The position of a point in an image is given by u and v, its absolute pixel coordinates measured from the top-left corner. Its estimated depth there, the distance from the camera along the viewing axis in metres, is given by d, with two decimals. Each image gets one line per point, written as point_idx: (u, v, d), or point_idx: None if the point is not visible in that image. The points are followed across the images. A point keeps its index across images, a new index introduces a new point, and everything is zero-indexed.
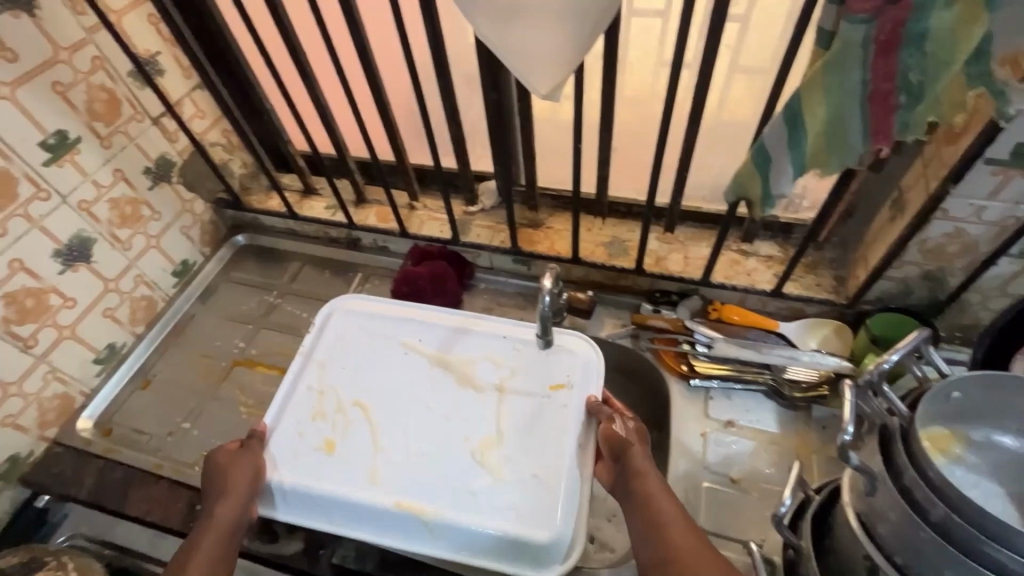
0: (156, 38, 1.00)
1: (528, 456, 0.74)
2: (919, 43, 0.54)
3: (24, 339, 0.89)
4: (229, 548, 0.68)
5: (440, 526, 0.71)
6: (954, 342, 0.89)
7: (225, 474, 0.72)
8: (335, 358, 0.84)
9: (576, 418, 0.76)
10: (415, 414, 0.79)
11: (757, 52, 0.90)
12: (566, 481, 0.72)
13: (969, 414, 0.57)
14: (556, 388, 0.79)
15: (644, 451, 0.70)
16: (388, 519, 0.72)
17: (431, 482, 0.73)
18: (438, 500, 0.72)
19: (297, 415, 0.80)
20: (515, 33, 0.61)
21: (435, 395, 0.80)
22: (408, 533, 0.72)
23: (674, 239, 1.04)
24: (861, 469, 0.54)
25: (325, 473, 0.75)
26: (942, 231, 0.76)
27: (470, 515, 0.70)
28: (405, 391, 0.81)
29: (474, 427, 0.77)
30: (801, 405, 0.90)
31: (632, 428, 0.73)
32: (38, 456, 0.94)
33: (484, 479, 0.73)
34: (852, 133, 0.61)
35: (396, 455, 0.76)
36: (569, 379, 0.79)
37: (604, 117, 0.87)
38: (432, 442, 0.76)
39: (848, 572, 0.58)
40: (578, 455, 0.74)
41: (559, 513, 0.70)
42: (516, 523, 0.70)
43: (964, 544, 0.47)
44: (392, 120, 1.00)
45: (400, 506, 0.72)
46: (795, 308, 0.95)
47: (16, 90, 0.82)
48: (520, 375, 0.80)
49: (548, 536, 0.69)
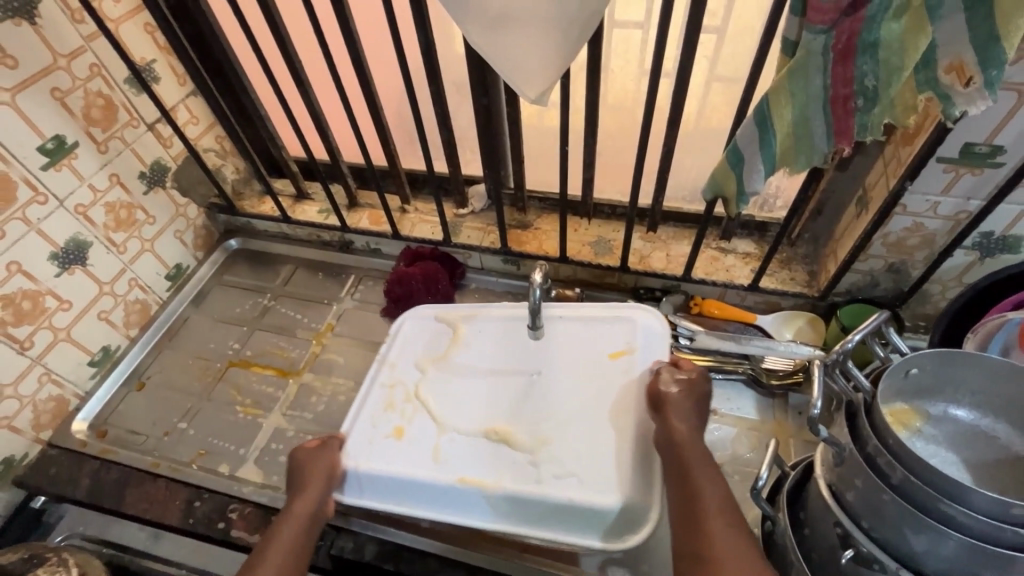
0: (152, 47, 1.02)
1: (596, 427, 0.73)
2: (872, 51, 0.59)
3: (21, 341, 0.89)
4: (308, 541, 0.69)
5: (501, 499, 0.71)
6: (919, 330, 0.95)
7: (306, 469, 0.73)
8: (399, 350, 0.84)
9: (638, 384, 0.76)
10: (477, 393, 0.79)
11: (732, 62, 0.97)
12: (632, 450, 0.71)
13: (926, 390, 0.63)
14: (618, 354, 0.79)
15: (688, 405, 0.70)
16: (453, 498, 0.72)
17: (497, 458, 0.73)
18: (504, 474, 0.72)
19: (365, 406, 0.79)
20: (505, 42, 0.65)
21: (496, 378, 0.80)
22: (478, 509, 0.72)
23: (657, 238, 1.09)
24: (831, 442, 0.58)
25: (394, 457, 0.75)
26: (902, 226, 0.82)
27: (538, 487, 0.70)
28: (467, 372, 0.81)
29: (539, 406, 0.76)
30: (778, 393, 0.95)
31: (681, 383, 0.72)
32: (32, 459, 0.94)
33: (549, 453, 0.72)
34: (817, 133, 0.67)
35: (467, 437, 0.75)
36: (631, 344, 0.79)
37: (588, 121, 0.92)
38: (497, 424, 0.76)
39: (821, 540, 0.62)
40: (642, 418, 0.73)
41: (626, 479, 0.69)
42: (585, 492, 0.69)
43: (921, 503, 0.52)
44: (385, 125, 1.04)
45: (465, 482, 0.72)
46: (771, 301, 1.01)
47: (16, 96, 0.84)
48: (581, 346, 0.80)
49: (615, 501, 0.68)
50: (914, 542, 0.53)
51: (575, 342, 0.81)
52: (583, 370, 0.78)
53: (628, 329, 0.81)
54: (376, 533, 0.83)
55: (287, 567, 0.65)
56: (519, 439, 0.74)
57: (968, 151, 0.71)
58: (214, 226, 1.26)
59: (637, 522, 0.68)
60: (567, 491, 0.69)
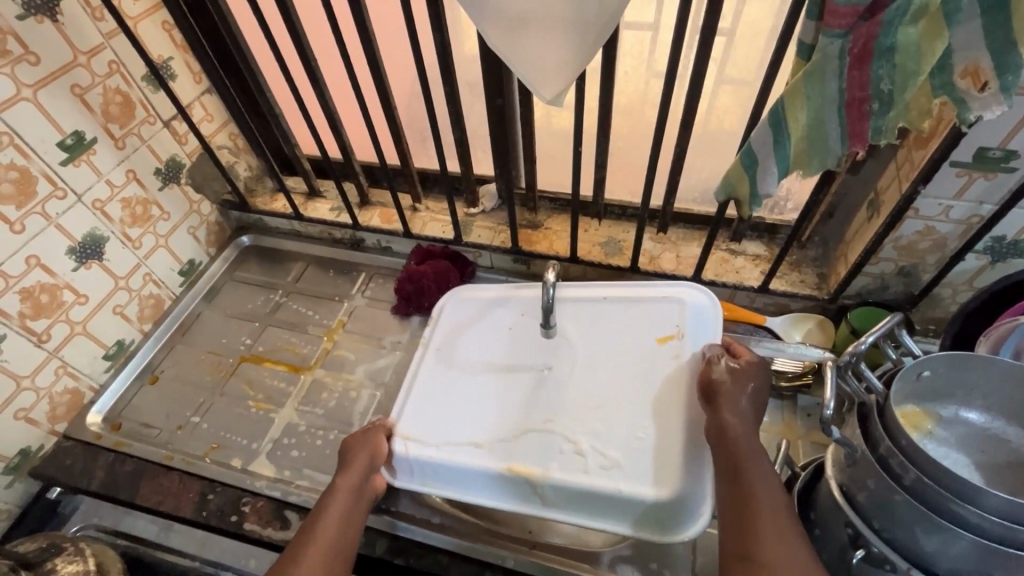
0: (169, 44, 1.04)
1: (647, 418, 0.73)
2: (888, 56, 0.60)
3: (38, 333, 0.90)
4: (354, 516, 0.68)
5: (550, 488, 0.71)
6: (928, 334, 0.95)
7: (355, 449, 0.75)
8: (448, 340, 0.86)
9: (689, 367, 0.75)
10: (523, 382, 0.79)
11: (742, 65, 0.97)
12: (683, 438, 0.70)
13: (938, 392, 0.63)
14: (665, 339, 0.79)
15: (740, 393, 0.68)
16: (503, 483, 0.73)
17: (545, 446, 0.74)
18: (551, 463, 0.72)
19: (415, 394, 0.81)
20: (520, 45, 0.66)
21: (544, 366, 0.80)
22: (528, 496, 0.73)
23: (666, 239, 1.10)
24: (843, 443, 0.59)
25: (444, 443, 0.76)
26: (914, 230, 0.83)
27: (585, 476, 0.70)
28: (513, 360, 0.82)
29: (587, 395, 0.76)
30: (786, 394, 0.96)
31: (729, 370, 0.70)
32: (48, 450, 0.95)
33: (596, 442, 0.73)
34: (831, 136, 0.67)
35: (516, 423, 0.76)
36: (679, 328, 0.79)
37: (601, 123, 0.93)
38: (543, 415, 0.76)
39: (832, 540, 0.63)
40: (691, 405, 0.72)
41: (677, 468, 0.69)
42: (632, 482, 0.69)
43: (934, 504, 0.52)
44: (398, 124, 1.05)
45: (513, 469, 0.72)
46: (780, 303, 1.01)
47: (37, 92, 0.85)
48: (629, 333, 0.81)
49: (666, 491, 0.67)
50: (926, 543, 0.54)
51: (622, 327, 0.82)
52: (631, 356, 0.79)
53: (675, 312, 0.81)
54: (387, 528, 0.84)
55: (334, 536, 0.65)
56: (564, 426, 0.74)
57: (981, 156, 0.72)
58: (227, 223, 1.27)
59: (689, 513, 0.68)
60: (618, 482, 0.69)
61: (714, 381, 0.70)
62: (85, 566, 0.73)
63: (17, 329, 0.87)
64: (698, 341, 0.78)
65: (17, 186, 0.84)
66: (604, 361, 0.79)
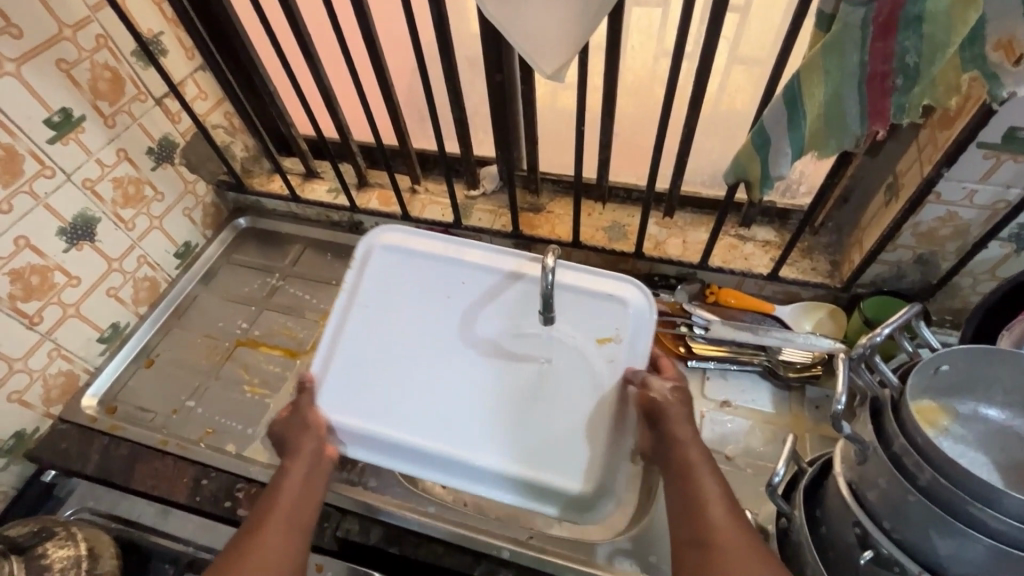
0: (159, 18, 1.00)
1: (569, 410, 0.70)
2: (916, 25, 0.55)
3: (30, 316, 0.89)
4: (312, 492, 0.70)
5: (470, 468, 0.71)
6: (946, 325, 0.91)
7: (297, 430, 0.73)
8: (373, 299, 0.78)
9: (619, 376, 0.71)
10: (449, 361, 0.74)
11: (757, 41, 0.94)
12: (603, 436, 0.69)
13: (957, 387, 0.60)
14: (603, 341, 0.72)
15: (683, 412, 0.68)
16: (427, 459, 0.72)
17: (469, 427, 0.72)
18: (474, 445, 0.71)
19: (341, 358, 0.76)
20: (519, 15, 0.62)
21: (469, 345, 0.74)
22: (450, 472, 0.72)
23: (673, 224, 1.06)
24: (853, 439, 0.56)
25: (371, 414, 0.74)
26: (935, 215, 0.78)
27: (504, 460, 0.70)
28: (440, 334, 0.76)
29: (512, 380, 0.72)
30: (794, 386, 0.93)
31: (670, 390, 0.69)
32: (44, 433, 0.94)
33: (518, 427, 0.71)
34: (850, 113, 0.63)
35: (435, 404, 0.73)
36: (619, 332, 0.73)
37: (606, 101, 0.89)
38: (469, 396, 0.73)
39: (838, 539, 0.60)
40: (615, 408, 0.70)
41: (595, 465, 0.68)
42: (551, 471, 0.69)
43: (950, 506, 0.49)
44: (396, 102, 1.01)
45: (437, 448, 0.72)
46: (790, 292, 0.98)
47: (21, 66, 0.82)
48: (565, 324, 0.74)
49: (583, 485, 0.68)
50: (939, 546, 0.51)
51: (560, 314, 0.74)
52: (562, 348, 0.73)
53: (619, 312, 0.73)
54: (383, 517, 0.82)
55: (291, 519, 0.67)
56: (488, 407, 0.72)
57: (1012, 137, 0.67)
58: (223, 204, 1.25)
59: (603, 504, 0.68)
60: (536, 471, 0.69)
61: (650, 399, 0.69)
62: (76, 551, 0.72)
63: (7, 311, 0.86)
64: (635, 352, 0.72)
65: (3, 165, 0.82)
66: (535, 347, 0.73)
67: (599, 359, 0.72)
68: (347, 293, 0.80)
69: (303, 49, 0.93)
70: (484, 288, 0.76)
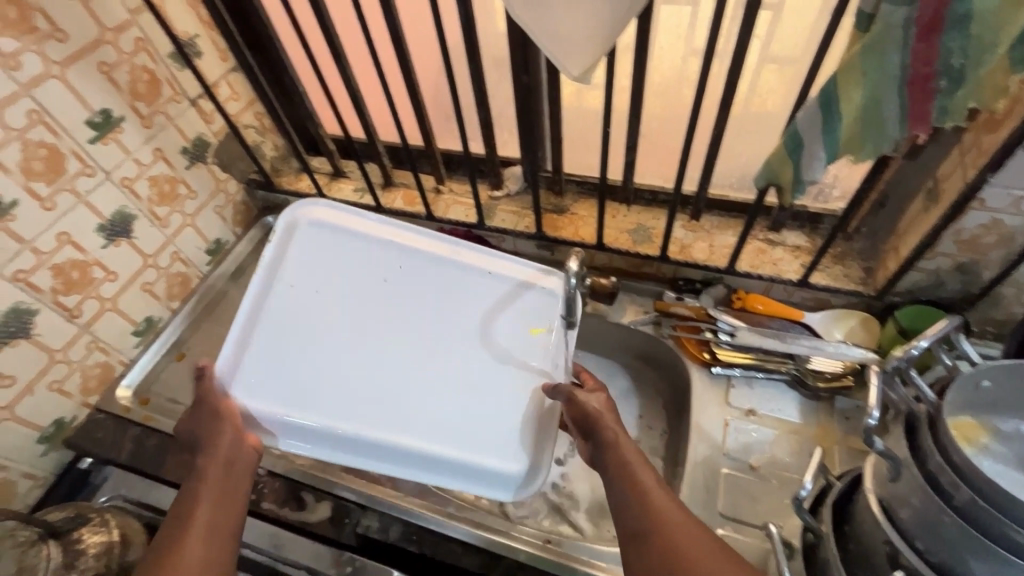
0: (195, 21, 1.03)
1: (497, 394, 0.78)
2: (963, 25, 0.53)
3: (70, 309, 0.93)
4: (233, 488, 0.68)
5: (401, 451, 0.75)
6: (987, 337, 0.87)
7: (206, 430, 0.72)
8: (299, 283, 0.81)
9: (546, 363, 0.80)
10: (380, 346, 0.80)
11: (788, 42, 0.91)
12: (529, 421, 0.77)
13: (998, 404, 0.57)
14: (538, 331, 0.82)
15: (615, 421, 0.70)
16: (363, 448, 0.76)
17: (399, 412, 0.77)
18: (405, 430, 0.76)
19: (261, 343, 0.79)
20: (547, 17, 0.62)
21: (401, 330, 0.81)
22: (384, 458, 0.76)
23: (700, 227, 1.04)
24: (885, 454, 0.54)
25: (301, 402, 0.77)
26: (978, 222, 0.75)
27: (435, 444, 0.75)
28: (371, 319, 0.81)
29: (439, 364, 0.79)
30: (823, 395, 0.90)
31: (601, 400, 0.72)
32: (81, 422, 0.98)
33: (448, 411, 0.77)
34: (889, 117, 0.60)
35: (370, 389, 0.78)
36: (551, 323, 0.82)
37: (634, 103, 0.87)
38: (398, 380, 0.79)
39: (868, 557, 0.58)
40: (537, 397, 0.78)
41: (523, 446, 0.76)
42: (478, 454, 0.75)
43: (989, 529, 0.47)
44: (422, 103, 1.02)
45: (372, 437, 0.75)
46: (820, 299, 0.95)
47: (66, 69, 0.85)
48: (504, 314, 0.82)
49: (516, 468, 0.74)
50: (978, 569, 0.49)
51: (485, 305, 0.82)
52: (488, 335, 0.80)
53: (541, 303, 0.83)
54: (403, 514, 0.83)
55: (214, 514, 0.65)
56: (417, 393, 0.78)
57: None
58: (253, 203, 1.28)
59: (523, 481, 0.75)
60: (463, 453, 0.75)
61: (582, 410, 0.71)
62: (109, 537, 0.75)
63: (50, 304, 0.89)
64: (563, 343, 0.81)
65: (48, 163, 0.86)
66: (460, 332, 0.81)
67: (531, 345, 0.81)
68: (266, 271, 0.82)
69: (332, 51, 0.94)
70: (417, 276, 0.83)
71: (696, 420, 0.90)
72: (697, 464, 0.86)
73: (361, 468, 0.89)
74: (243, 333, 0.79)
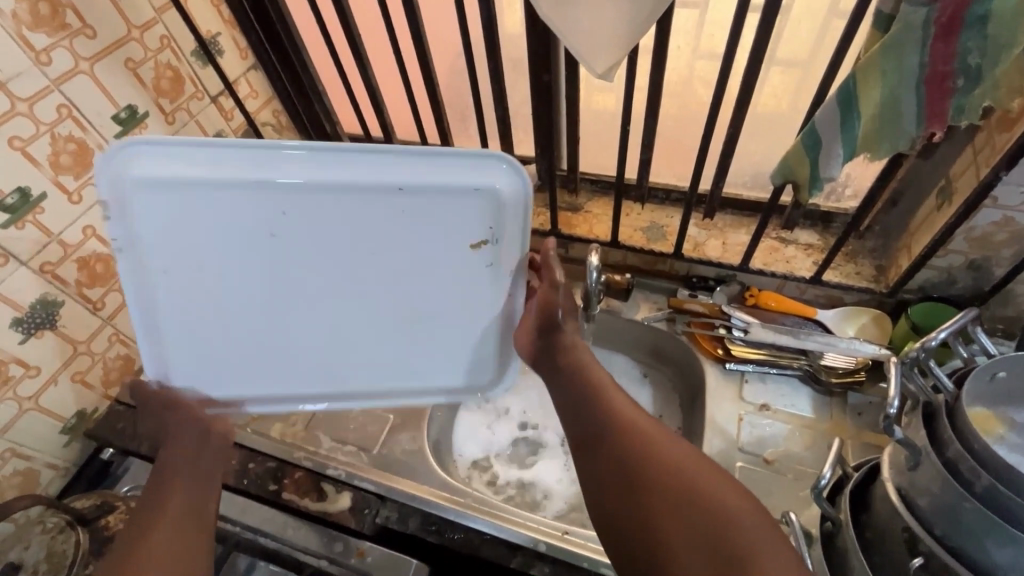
0: (217, 20, 1.04)
1: (440, 321, 0.78)
2: (981, 26, 0.55)
3: (94, 301, 0.94)
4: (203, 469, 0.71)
5: (349, 384, 0.81)
6: (997, 334, 0.89)
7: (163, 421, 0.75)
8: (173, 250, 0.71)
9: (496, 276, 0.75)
10: (303, 294, 0.75)
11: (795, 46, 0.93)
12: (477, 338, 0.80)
13: (1014, 395, 0.58)
14: (476, 247, 0.73)
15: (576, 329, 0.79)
16: (311, 382, 0.80)
17: (344, 351, 0.79)
18: (352, 365, 0.80)
19: (174, 303, 0.74)
20: (573, 16, 0.63)
21: (317, 268, 0.74)
22: (330, 393, 0.81)
23: (713, 226, 1.05)
24: (905, 443, 0.55)
25: (230, 356, 0.77)
26: (991, 220, 0.76)
27: (389, 370, 0.80)
28: (276, 266, 0.73)
29: (381, 302, 0.77)
30: (836, 391, 0.91)
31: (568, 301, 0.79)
32: (102, 413, 0.99)
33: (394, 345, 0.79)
34: (907, 115, 0.62)
35: (303, 336, 0.78)
36: (489, 233, 0.72)
37: (651, 102, 0.89)
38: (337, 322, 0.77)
39: (886, 546, 0.60)
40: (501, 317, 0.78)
41: (467, 364, 0.81)
42: (427, 372, 0.81)
43: (1009, 514, 0.48)
44: (440, 102, 1.03)
45: (324, 378, 0.80)
46: (833, 296, 0.96)
47: (94, 65, 0.86)
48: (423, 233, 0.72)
49: (463, 381, 0.82)
50: (996, 554, 0.50)
51: (409, 225, 0.72)
52: (428, 266, 0.74)
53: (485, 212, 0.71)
54: (422, 505, 0.84)
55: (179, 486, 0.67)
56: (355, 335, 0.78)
57: None
58: None
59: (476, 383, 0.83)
60: (415, 376, 0.81)
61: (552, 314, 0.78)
62: None
63: (75, 296, 0.91)
64: (508, 252, 0.73)
65: (76, 157, 0.87)
66: (379, 258, 0.74)
67: (474, 263, 0.74)
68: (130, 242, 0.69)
69: (353, 49, 0.96)
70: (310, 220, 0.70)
71: (711, 414, 0.92)
72: (713, 457, 0.87)
73: (379, 460, 0.90)
74: (143, 305, 0.74)
